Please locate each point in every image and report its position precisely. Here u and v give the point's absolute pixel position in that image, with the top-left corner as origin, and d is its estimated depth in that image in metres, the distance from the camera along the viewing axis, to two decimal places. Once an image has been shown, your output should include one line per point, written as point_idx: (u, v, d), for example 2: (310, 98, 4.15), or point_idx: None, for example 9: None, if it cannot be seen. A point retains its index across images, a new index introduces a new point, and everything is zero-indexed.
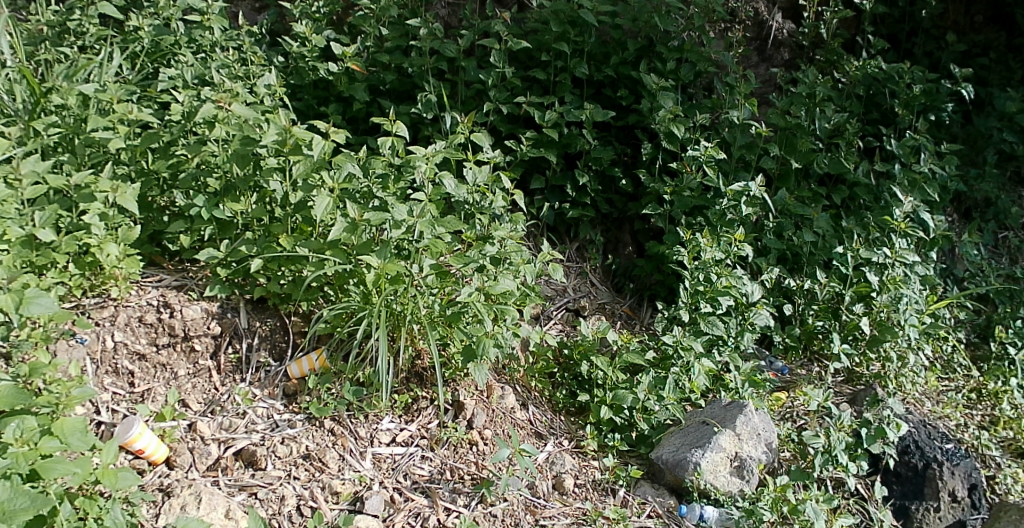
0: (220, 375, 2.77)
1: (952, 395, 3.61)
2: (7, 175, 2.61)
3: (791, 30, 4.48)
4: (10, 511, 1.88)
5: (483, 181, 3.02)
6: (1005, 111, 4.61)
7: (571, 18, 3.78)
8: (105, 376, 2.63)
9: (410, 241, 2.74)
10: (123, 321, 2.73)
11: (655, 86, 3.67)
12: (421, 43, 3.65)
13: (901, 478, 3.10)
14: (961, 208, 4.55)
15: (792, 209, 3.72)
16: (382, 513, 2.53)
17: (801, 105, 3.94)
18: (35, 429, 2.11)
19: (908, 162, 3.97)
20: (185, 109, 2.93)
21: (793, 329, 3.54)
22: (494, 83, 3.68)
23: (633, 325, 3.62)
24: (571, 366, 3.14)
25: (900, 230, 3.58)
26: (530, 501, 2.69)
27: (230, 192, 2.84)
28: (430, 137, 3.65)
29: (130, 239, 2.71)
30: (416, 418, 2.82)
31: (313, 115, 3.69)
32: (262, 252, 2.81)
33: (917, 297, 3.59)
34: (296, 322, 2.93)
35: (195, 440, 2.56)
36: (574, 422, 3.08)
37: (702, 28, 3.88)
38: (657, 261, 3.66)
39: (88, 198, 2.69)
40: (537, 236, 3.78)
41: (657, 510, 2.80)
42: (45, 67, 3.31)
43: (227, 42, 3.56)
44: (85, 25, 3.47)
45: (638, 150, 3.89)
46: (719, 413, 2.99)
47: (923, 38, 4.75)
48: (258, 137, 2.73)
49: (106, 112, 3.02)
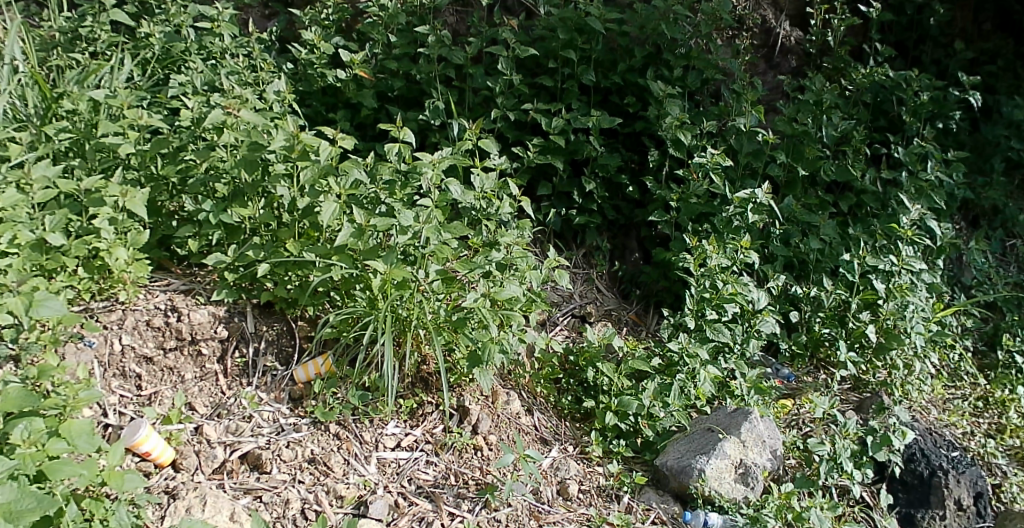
0: (227, 378, 2.79)
1: (958, 403, 3.60)
2: (19, 179, 2.66)
3: (798, 37, 4.49)
4: (17, 512, 1.90)
5: (490, 187, 3.00)
6: (1012, 119, 4.59)
7: (578, 25, 3.80)
8: (112, 379, 2.66)
9: (415, 247, 2.76)
10: (131, 325, 2.76)
11: (661, 93, 3.68)
12: (429, 50, 3.68)
13: (907, 486, 3.07)
14: (968, 216, 4.53)
15: (799, 216, 3.72)
16: (386, 517, 2.53)
17: (808, 112, 3.94)
18: (43, 431, 2.13)
19: (915, 170, 3.94)
20: (194, 115, 2.97)
21: (799, 337, 3.52)
22: (501, 90, 3.70)
23: (638, 332, 3.61)
24: (576, 372, 3.14)
25: (907, 238, 3.58)
26: (534, 507, 2.69)
27: (238, 197, 2.85)
28: (438, 144, 3.69)
29: (139, 242, 2.76)
30: (422, 422, 2.84)
31: (322, 122, 3.72)
32: (269, 256, 2.82)
33: (923, 305, 3.55)
34: (303, 327, 2.94)
35: (201, 443, 2.58)
36: (580, 428, 3.07)
37: (709, 36, 3.89)
38: (663, 267, 3.67)
39: (98, 203, 2.73)
40: (543, 242, 3.76)
41: (661, 517, 2.79)
42: (57, 72, 3.36)
43: (237, 48, 3.58)
44: (97, 32, 3.52)
45: (645, 157, 3.91)
46: (725, 420, 2.99)
47: (930, 46, 4.77)
48: (267, 143, 2.78)
49: (116, 117, 3.07)
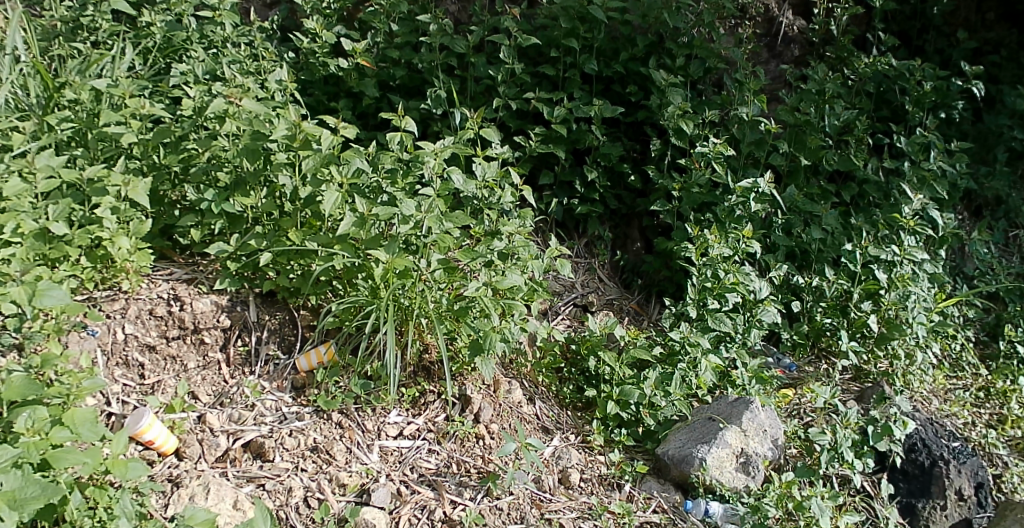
0: (230, 367, 2.80)
1: (960, 393, 3.61)
2: (22, 168, 2.67)
3: (801, 26, 4.48)
4: (22, 500, 1.92)
5: (491, 176, 3.00)
6: (1015, 109, 4.58)
7: (581, 14, 3.78)
8: (115, 368, 2.67)
9: (417, 236, 2.77)
10: (134, 314, 2.77)
11: (663, 82, 3.67)
12: (431, 39, 3.67)
13: (907, 475, 3.08)
14: (971, 206, 4.53)
15: (801, 205, 3.71)
16: (388, 505, 2.54)
17: (811, 101, 3.93)
18: (47, 419, 2.14)
19: (917, 159, 3.95)
20: (196, 104, 2.94)
21: (802, 327, 3.52)
22: (503, 79, 3.69)
23: (640, 321, 3.62)
24: (578, 361, 3.16)
25: (908, 228, 3.58)
26: (536, 495, 2.71)
27: (240, 186, 2.84)
28: (439, 133, 3.69)
29: (141, 232, 2.79)
30: (423, 411, 2.84)
31: (324, 111, 3.73)
32: (272, 245, 2.83)
33: (925, 295, 3.57)
34: (305, 316, 2.95)
35: (205, 431, 2.59)
36: (581, 417, 3.08)
37: (712, 24, 3.88)
38: (665, 257, 3.66)
39: (101, 192, 2.72)
40: (546, 232, 3.77)
41: (661, 506, 2.80)
42: (58, 62, 3.36)
43: (238, 37, 3.57)
44: (98, 21, 3.51)
45: (647, 146, 3.90)
46: (725, 410, 3.00)
47: (934, 35, 4.74)
48: (268, 132, 2.76)
49: (118, 107, 3.07)
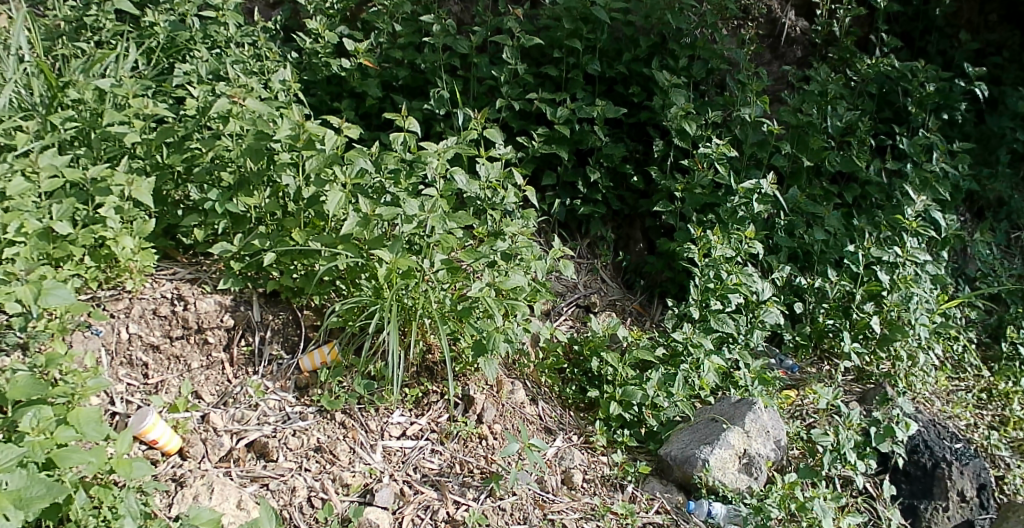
0: (233, 367, 2.80)
1: (962, 394, 3.61)
2: (26, 167, 2.67)
3: (803, 27, 4.48)
4: (27, 499, 1.92)
5: (495, 177, 3.01)
6: (1017, 111, 4.58)
7: (583, 15, 3.79)
8: (120, 367, 2.67)
9: (420, 235, 2.79)
10: (137, 313, 2.77)
11: (666, 83, 3.68)
12: (434, 39, 3.67)
13: (910, 477, 3.08)
14: (973, 207, 4.53)
15: (803, 207, 3.72)
16: (392, 505, 2.54)
17: (813, 103, 3.94)
18: (51, 419, 2.15)
19: (919, 161, 3.95)
20: (201, 104, 2.96)
21: (804, 328, 3.52)
22: (506, 80, 3.69)
23: (642, 322, 3.62)
24: (581, 362, 3.16)
25: (911, 229, 3.57)
26: (539, 495, 2.71)
27: (245, 187, 2.86)
28: (442, 133, 3.69)
29: (145, 231, 2.77)
30: (427, 412, 2.85)
31: (327, 111, 3.73)
32: (275, 246, 2.83)
33: (928, 297, 3.58)
34: (309, 316, 2.95)
35: (208, 431, 2.59)
36: (584, 417, 3.08)
37: (714, 25, 3.89)
38: (668, 258, 3.67)
39: (104, 192, 2.74)
40: (548, 232, 3.77)
41: (665, 506, 2.80)
42: (62, 62, 3.37)
43: (242, 37, 3.58)
44: (102, 21, 3.52)
45: (650, 147, 3.90)
46: (728, 411, 3.01)
47: (936, 37, 4.75)
48: (272, 132, 2.76)
49: (121, 107, 3.08)
